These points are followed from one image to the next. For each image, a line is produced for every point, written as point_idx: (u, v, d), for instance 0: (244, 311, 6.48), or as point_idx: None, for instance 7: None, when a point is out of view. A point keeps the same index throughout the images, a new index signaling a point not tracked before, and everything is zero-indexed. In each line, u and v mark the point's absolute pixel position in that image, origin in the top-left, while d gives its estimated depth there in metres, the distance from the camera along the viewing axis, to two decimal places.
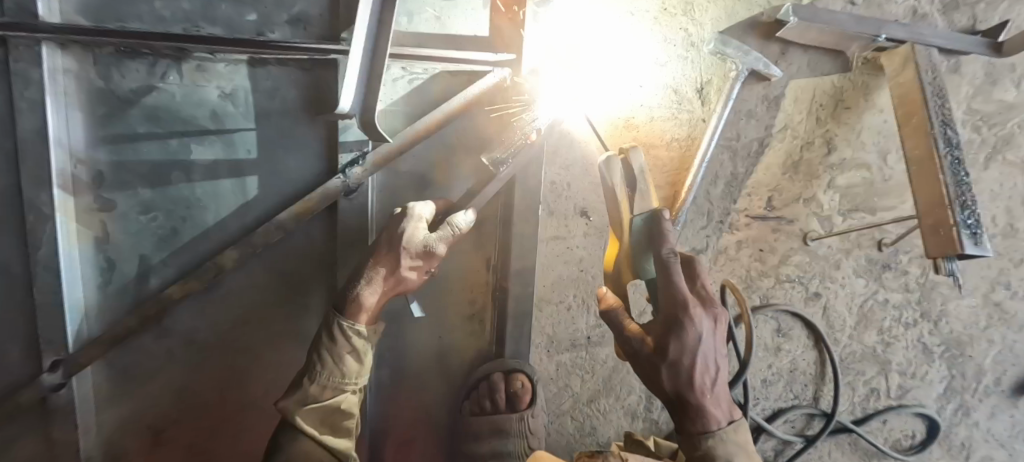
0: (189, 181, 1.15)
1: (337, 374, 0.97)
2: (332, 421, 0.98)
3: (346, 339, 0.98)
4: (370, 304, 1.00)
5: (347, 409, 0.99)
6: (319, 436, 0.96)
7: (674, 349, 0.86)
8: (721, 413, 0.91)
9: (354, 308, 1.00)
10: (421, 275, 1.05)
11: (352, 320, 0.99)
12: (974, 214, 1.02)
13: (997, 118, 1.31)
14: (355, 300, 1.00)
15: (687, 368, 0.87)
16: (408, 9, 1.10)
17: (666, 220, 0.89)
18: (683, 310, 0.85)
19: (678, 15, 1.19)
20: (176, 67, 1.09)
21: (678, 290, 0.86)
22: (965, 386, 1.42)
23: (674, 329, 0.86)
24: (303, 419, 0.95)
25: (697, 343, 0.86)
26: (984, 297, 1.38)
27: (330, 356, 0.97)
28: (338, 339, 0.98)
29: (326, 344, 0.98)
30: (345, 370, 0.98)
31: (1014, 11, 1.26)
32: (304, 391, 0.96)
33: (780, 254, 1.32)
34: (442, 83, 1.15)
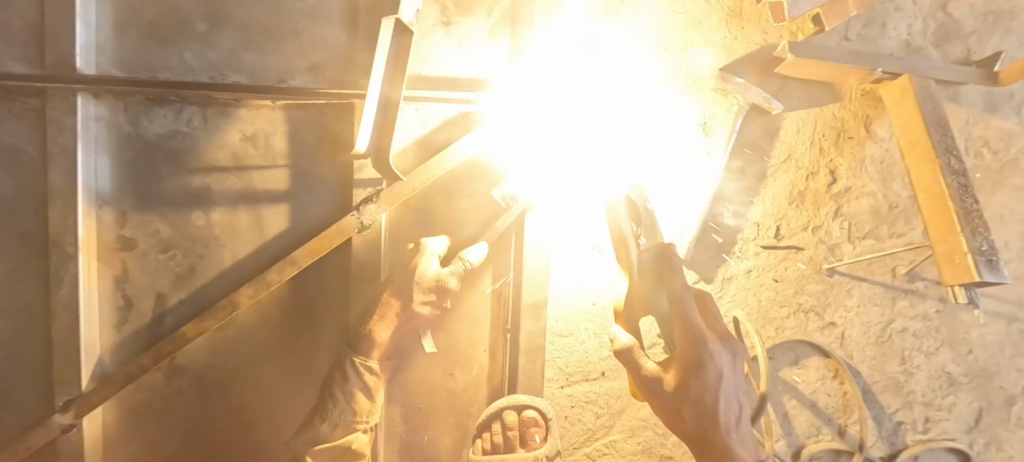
0: (208, 219, 1.18)
1: (354, 413, 0.99)
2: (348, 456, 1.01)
3: (360, 379, 1.00)
4: (382, 343, 1.02)
5: (357, 448, 0.99)
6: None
7: (697, 389, 0.85)
8: (749, 453, 0.89)
9: (366, 346, 1.01)
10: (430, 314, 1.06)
11: (364, 357, 1.01)
12: (988, 240, 1.02)
13: (1000, 144, 1.33)
14: (367, 339, 1.01)
15: (711, 407, 0.85)
16: (422, 56, 1.16)
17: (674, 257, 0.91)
18: (700, 349, 0.84)
19: (681, 54, 1.24)
20: (202, 113, 1.15)
21: (693, 329, 0.85)
22: (996, 418, 1.38)
23: (695, 369, 0.85)
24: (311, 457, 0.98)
25: (719, 380, 0.85)
26: (1007, 324, 1.36)
27: (341, 394, 0.99)
28: (350, 377, 1.00)
29: (338, 382, 1.00)
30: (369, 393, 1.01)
31: (1004, 42, 1.32)
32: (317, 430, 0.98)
33: (793, 283, 1.31)
34: (454, 123, 1.19)
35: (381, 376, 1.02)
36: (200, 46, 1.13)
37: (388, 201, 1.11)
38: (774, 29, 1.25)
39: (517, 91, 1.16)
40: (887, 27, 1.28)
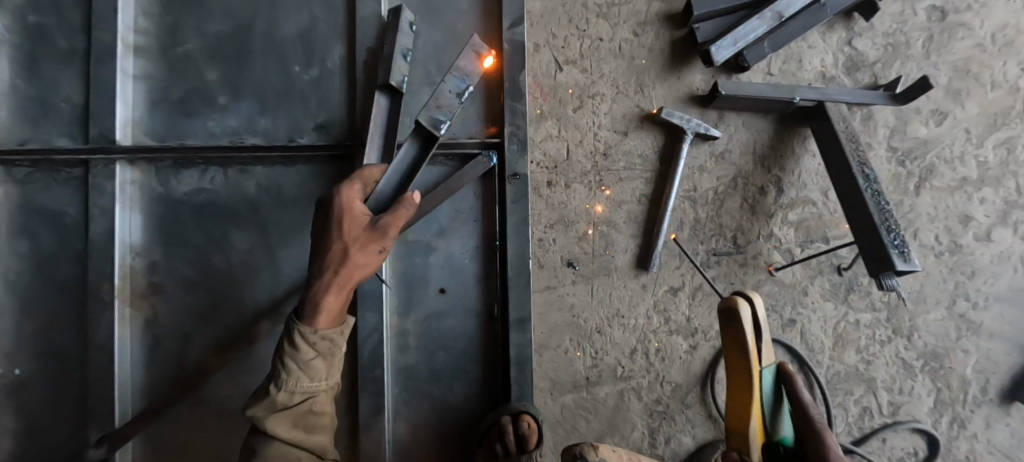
0: (228, 262, 1.33)
1: (305, 379, 0.98)
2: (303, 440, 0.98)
3: (306, 343, 0.97)
4: (329, 305, 0.99)
5: (318, 408, 1.00)
6: (279, 428, 0.96)
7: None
8: None
9: (310, 312, 0.99)
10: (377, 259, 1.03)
11: (313, 326, 0.98)
12: (900, 235, 1.19)
13: (917, 152, 1.53)
14: (313, 302, 0.99)
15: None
16: (411, 112, 1.37)
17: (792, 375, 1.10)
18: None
19: (631, 95, 1.46)
20: (223, 171, 1.33)
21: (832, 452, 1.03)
22: (954, 397, 1.50)
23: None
24: (274, 427, 0.96)
25: None
26: (949, 310, 1.51)
27: (294, 363, 0.97)
28: (301, 347, 0.97)
29: (288, 353, 0.97)
30: (311, 374, 0.98)
31: (906, 67, 1.54)
32: (269, 400, 0.96)
33: (751, 285, 1.46)
34: (441, 166, 1.37)
35: (333, 340, 1.01)
36: (220, 116, 1.34)
37: None
38: (707, 70, 1.47)
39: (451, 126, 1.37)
40: (803, 62, 1.51)
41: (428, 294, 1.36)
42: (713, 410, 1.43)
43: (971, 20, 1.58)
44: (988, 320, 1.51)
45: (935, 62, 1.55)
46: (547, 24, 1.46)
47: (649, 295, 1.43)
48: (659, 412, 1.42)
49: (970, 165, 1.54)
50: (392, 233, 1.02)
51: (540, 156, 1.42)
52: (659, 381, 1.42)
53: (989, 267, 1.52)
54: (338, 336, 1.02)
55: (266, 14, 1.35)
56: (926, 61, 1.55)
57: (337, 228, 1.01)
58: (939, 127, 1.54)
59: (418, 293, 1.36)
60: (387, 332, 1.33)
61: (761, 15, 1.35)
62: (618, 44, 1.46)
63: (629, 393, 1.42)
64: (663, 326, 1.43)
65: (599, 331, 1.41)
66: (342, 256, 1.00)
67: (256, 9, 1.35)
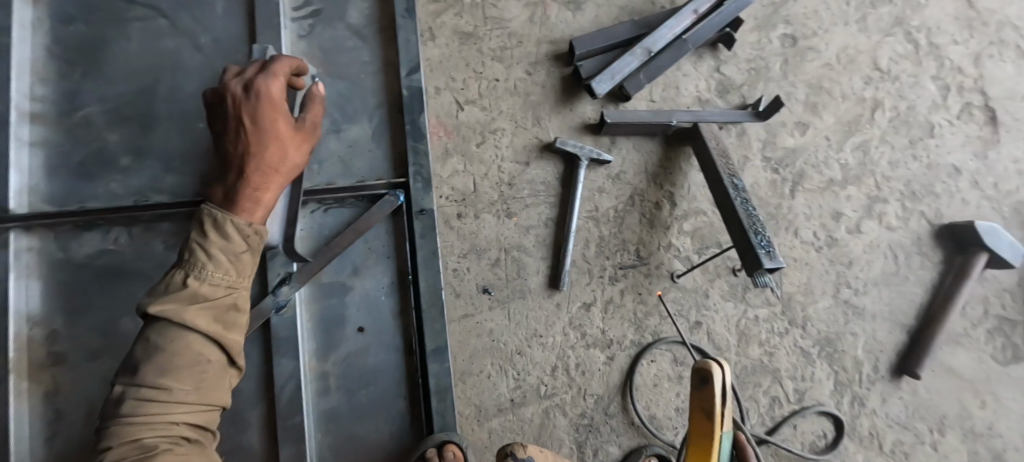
0: (136, 323, 1.31)
1: (225, 272, 0.91)
2: (189, 388, 0.84)
3: (232, 240, 0.92)
4: (267, 202, 0.97)
5: (241, 304, 0.94)
6: (197, 324, 0.86)
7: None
8: None
9: (243, 205, 0.94)
10: (302, 154, 1.03)
11: (246, 218, 0.94)
12: (765, 236, 1.33)
13: (788, 160, 1.72)
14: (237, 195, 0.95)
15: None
16: (319, 158, 1.42)
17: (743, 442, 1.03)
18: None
19: (529, 128, 1.58)
20: (127, 231, 1.33)
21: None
22: (851, 378, 1.63)
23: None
24: (193, 317, 0.86)
25: None
26: (835, 297, 1.67)
27: (218, 250, 0.91)
28: (230, 235, 0.92)
29: (213, 241, 0.91)
30: (239, 269, 0.94)
31: (769, 87, 1.75)
32: (187, 291, 0.87)
33: (658, 294, 1.57)
34: (352, 207, 1.41)
35: (262, 235, 0.97)
36: (123, 176, 1.35)
37: (298, 280, 1.33)
38: (596, 101, 1.62)
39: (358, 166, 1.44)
40: (680, 89, 1.69)
41: (346, 333, 1.38)
42: (635, 417, 1.50)
43: (817, 44, 1.82)
44: (868, 303, 1.68)
45: (792, 81, 1.78)
46: (446, 69, 1.57)
47: (564, 312, 1.51)
48: (584, 425, 1.47)
49: (834, 168, 1.74)
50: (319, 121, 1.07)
51: (447, 190, 1.51)
52: (582, 394, 1.48)
53: (862, 256, 1.71)
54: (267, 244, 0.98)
55: (169, 76, 1.40)
56: (785, 81, 1.77)
57: (266, 127, 0.97)
58: (804, 137, 1.74)
59: (336, 334, 1.38)
60: (306, 377, 1.34)
61: (631, 52, 1.52)
62: (513, 83, 1.59)
63: (554, 410, 1.46)
64: (580, 341, 1.50)
65: (519, 352, 1.47)
66: (277, 150, 0.97)
67: (158, 72, 1.40)
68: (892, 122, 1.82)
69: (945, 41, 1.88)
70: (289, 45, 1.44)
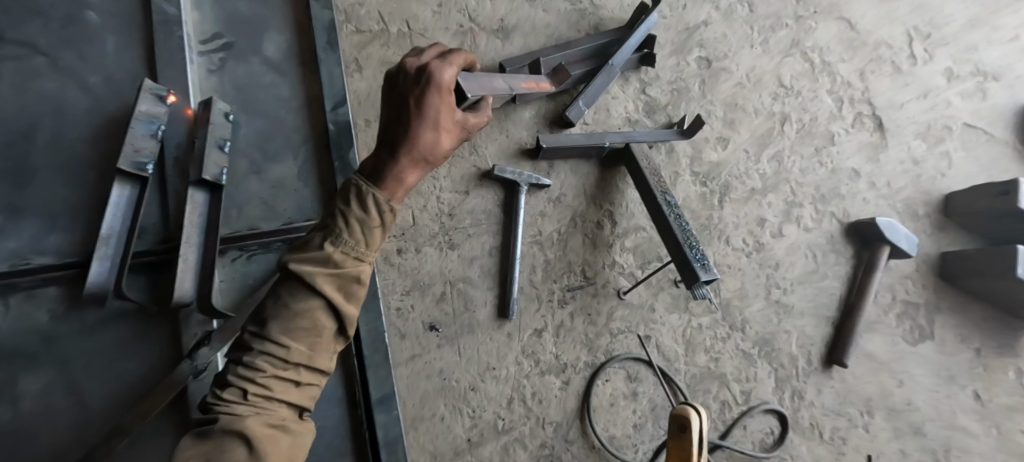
0: (16, 412, 1.11)
1: (357, 243, 0.87)
2: (304, 358, 0.84)
3: (370, 211, 0.88)
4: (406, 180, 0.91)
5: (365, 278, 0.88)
6: (325, 291, 0.84)
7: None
8: None
9: (388, 180, 0.89)
10: (447, 146, 0.95)
11: (385, 193, 0.90)
12: (699, 249, 1.36)
13: (713, 173, 1.82)
14: (394, 173, 0.90)
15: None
16: (237, 202, 1.30)
17: None
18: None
19: (466, 157, 1.55)
20: (1, 302, 1.12)
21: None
22: (789, 373, 1.73)
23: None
24: (308, 297, 0.84)
25: None
26: (768, 299, 1.77)
27: (353, 219, 0.88)
28: (370, 210, 0.88)
29: (355, 214, 0.88)
30: (368, 242, 0.89)
31: (690, 106, 1.86)
32: (325, 254, 0.85)
33: (606, 313, 1.58)
34: (279, 252, 1.31)
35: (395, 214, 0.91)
36: None
37: (220, 339, 1.17)
38: (531, 126, 1.64)
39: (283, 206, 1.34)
40: (610, 111, 1.75)
41: None
42: (595, 440, 1.48)
43: (729, 65, 1.97)
44: (797, 301, 1.80)
45: (710, 100, 1.90)
46: (375, 101, 1.51)
47: (516, 341, 1.47)
48: (545, 456, 1.43)
49: (754, 178, 1.87)
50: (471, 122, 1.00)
51: (383, 227, 1.43)
52: (540, 424, 1.45)
53: (787, 258, 1.83)
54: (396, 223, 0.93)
55: (50, 120, 1.22)
56: (704, 100, 1.89)
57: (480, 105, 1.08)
58: (725, 151, 1.86)
59: None
60: None
61: (579, 97, 1.59)
62: None
63: (513, 444, 1.41)
64: (535, 368, 1.47)
65: (473, 388, 1.41)
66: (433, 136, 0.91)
67: (36, 116, 1.21)
68: (799, 133, 1.99)
69: (835, 59, 2.10)
70: (197, 81, 1.32)
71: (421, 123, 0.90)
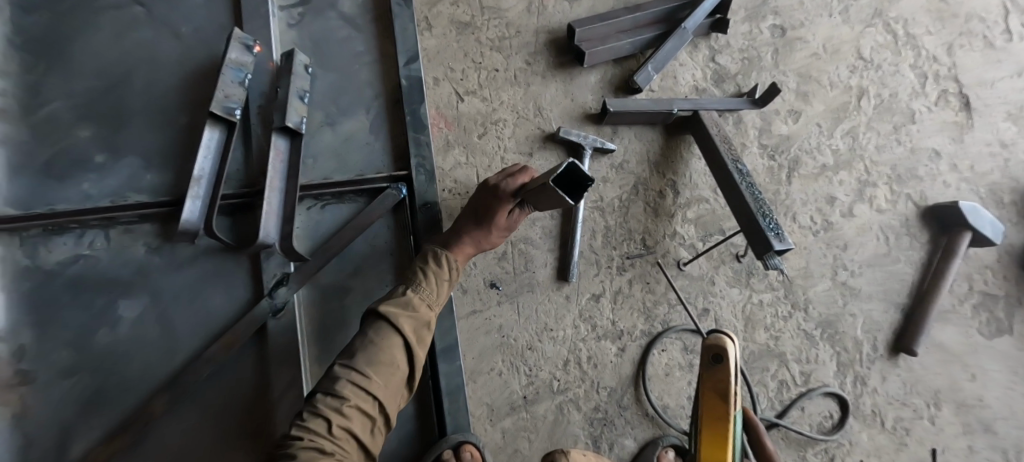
0: (115, 335, 1.21)
1: (431, 294, 1.13)
2: (381, 390, 0.98)
3: (441, 267, 1.17)
4: (464, 250, 1.22)
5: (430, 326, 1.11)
6: (403, 329, 1.05)
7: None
8: None
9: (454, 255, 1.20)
10: (496, 241, 1.26)
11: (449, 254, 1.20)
12: (773, 219, 1.31)
13: (783, 146, 1.75)
14: (454, 243, 1.22)
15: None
16: (312, 152, 1.34)
17: (755, 419, 1.10)
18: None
19: (531, 119, 1.55)
20: (104, 234, 1.22)
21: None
22: (852, 358, 1.66)
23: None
24: (399, 321, 1.05)
25: None
26: (833, 280, 1.70)
27: (431, 275, 1.15)
28: (440, 265, 1.17)
29: (429, 267, 1.16)
30: (434, 296, 1.14)
31: (762, 76, 1.78)
32: (404, 298, 1.10)
33: (665, 282, 1.56)
34: (350, 203, 1.34)
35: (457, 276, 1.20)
36: (97, 175, 1.24)
37: (297, 281, 1.23)
38: (596, 90, 1.61)
39: (354, 159, 1.37)
40: (677, 78, 1.69)
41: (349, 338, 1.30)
42: (649, 408, 1.47)
43: (804, 35, 1.87)
44: (865, 284, 1.72)
45: (783, 70, 1.81)
46: (444, 60, 1.52)
47: (574, 304, 1.48)
48: (598, 420, 1.44)
49: (826, 154, 1.78)
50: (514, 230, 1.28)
51: (450, 184, 1.45)
52: (595, 388, 1.45)
53: (857, 238, 1.74)
54: (458, 276, 1.21)
55: (147, 67, 1.30)
56: (777, 70, 1.80)
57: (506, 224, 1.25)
58: (797, 124, 1.77)
59: (337, 338, 1.30)
60: (305, 386, 1.24)
61: (649, 62, 1.56)
62: (513, 73, 1.56)
63: (567, 405, 1.43)
64: (591, 333, 1.47)
65: (530, 347, 1.43)
66: (477, 243, 1.23)
67: (135, 64, 1.29)
68: (877, 109, 1.87)
69: (921, 32, 1.96)
70: (278, 34, 1.36)
71: (466, 241, 1.23)
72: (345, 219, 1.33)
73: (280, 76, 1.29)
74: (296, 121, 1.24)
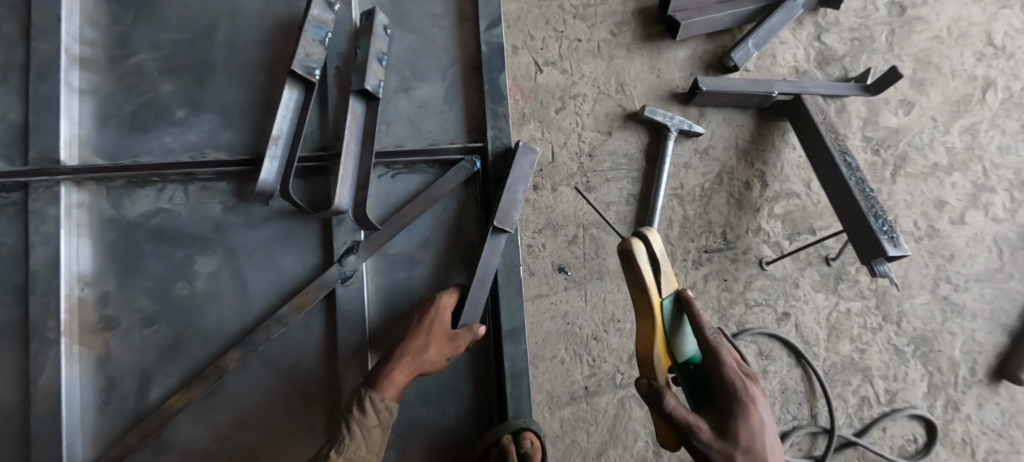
0: (192, 289, 1.23)
1: (360, 447, 1.04)
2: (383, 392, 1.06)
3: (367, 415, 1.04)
4: (398, 381, 1.08)
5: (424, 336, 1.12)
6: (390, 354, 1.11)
7: (747, 433, 0.97)
8: None
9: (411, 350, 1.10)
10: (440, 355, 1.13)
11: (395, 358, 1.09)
12: (887, 221, 1.21)
13: (890, 140, 1.56)
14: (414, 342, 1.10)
15: (759, 449, 0.97)
16: (386, 118, 1.29)
17: (693, 302, 1.00)
18: (744, 392, 0.97)
19: (612, 95, 1.44)
20: (183, 190, 1.23)
21: (731, 375, 0.98)
22: (946, 380, 1.51)
23: (737, 412, 0.98)
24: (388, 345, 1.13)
25: (761, 423, 0.98)
26: (933, 293, 1.53)
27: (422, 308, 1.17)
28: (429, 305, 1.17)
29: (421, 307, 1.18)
30: (369, 443, 1.05)
31: (874, 59, 1.58)
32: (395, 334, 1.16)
33: (744, 281, 1.46)
34: (422, 173, 1.29)
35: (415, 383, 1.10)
36: (179, 130, 1.24)
37: (366, 249, 1.22)
38: (685, 67, 1.48)
39: (428, 128, 1.31)
40: (776, 58, 1.53)
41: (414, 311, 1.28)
42: None
43: (926, 14, 1.62)
44: (970, 301, 1.54)
45: (898, 54, 1.59)
46: (524, 26, 1.43)
47: None
48: None
49: (940, 152, 1.58)
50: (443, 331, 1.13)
51: None
52: None
53: (965, 250, 1.56)
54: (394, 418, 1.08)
55: (229, 22, 1.27)
56: (891, 53, 1.59)
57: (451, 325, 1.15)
58: (908, 116, 1.57)
59: (403, 309, 1.27)
60: (370, 355, 1.23)
61: (751, 37, 1.40)
62: (596, 45, 1.45)
63: (628, 400, 1.38)
64: None
65: (595, 338, 1.38)
66: (426, 345, 1.11)
67: (217, 17, 1.27)
68: (1005, 104, 1.62)
69: None
70: None
71: (400, 382, 1.08)
72: (415, 190, 1.29)
73: (359, 35, 1.23)
74: (374, 84, 1.19)
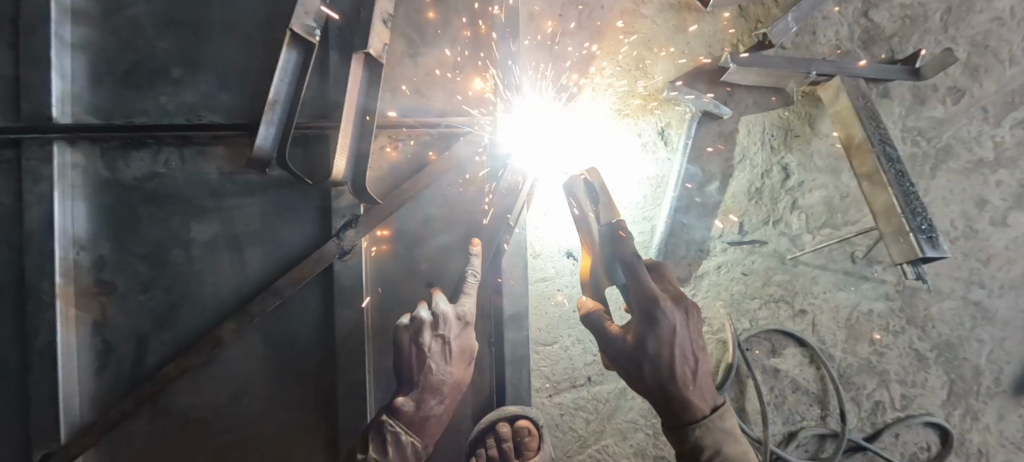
0: (188, 255, 1.19)
1: None
2: (421, 416, 1.00)
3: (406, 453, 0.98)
4: (438, 410, 1.02)
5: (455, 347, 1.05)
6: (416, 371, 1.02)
7: (653, 345, 0.91)
8: (706, 401, 0.95)
9: (444, 370, 1.03)
10: (467, 369, 1.07)
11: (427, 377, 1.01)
12: (927, 219, 1.12)
13: (932, 132, 1.44)
14: (449, 358, 1.04)
15: (666, 362, 0.92)
16: (390, 86, 1.22)
17: (622, 229, 0.98)
18: (652, 304, 0.90)
19: (632, 70, 1.34)
20: (179, 153, 1.18)
21: (645, 288, 0.92)
22: (968, 389, 1.43)
23: (649, 324, 0.92)
24: (408, 354, 1.03)
25: (671, 335, 0.91)
26: (963, 298, 1.44)
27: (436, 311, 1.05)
28: (444, 312, 1.06)
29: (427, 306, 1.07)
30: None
31: (926, 40, 1.43)
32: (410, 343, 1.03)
33: (761, 275, 1.39)
34: (426, 146, 1.23)
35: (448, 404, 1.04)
36: (175, 90, 1.18)
37: (366, 225, 1.16)
38: (715, 42, 1.36)
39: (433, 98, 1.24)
40: (817, 35, 1.42)
41: (416, 289, 1.24)
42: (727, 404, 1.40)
43: None
44: (1004, 309, 1.43)
45: (953, 36, 1.44)
46: None
47: None
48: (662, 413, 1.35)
49: (987, 146, 1.44)
50: (467, 341, 1.08)
51: None
52: None
53: (1004, 253, 1.43)
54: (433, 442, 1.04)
55: None
56: (944, 35, 1.44)
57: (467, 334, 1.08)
58: (956, 106, 1.44)
59: (402, 288, 1.24)
60: (366, 335, 1.20)
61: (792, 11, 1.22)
62: (619, 13, 1.34)
63: (630, 391, 1.35)
64: None
65: None
66: (457, 361, 1.05)
67: None
68: None
69: None
70: None
71: (436, 412, 1.01)
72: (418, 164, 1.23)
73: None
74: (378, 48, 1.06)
